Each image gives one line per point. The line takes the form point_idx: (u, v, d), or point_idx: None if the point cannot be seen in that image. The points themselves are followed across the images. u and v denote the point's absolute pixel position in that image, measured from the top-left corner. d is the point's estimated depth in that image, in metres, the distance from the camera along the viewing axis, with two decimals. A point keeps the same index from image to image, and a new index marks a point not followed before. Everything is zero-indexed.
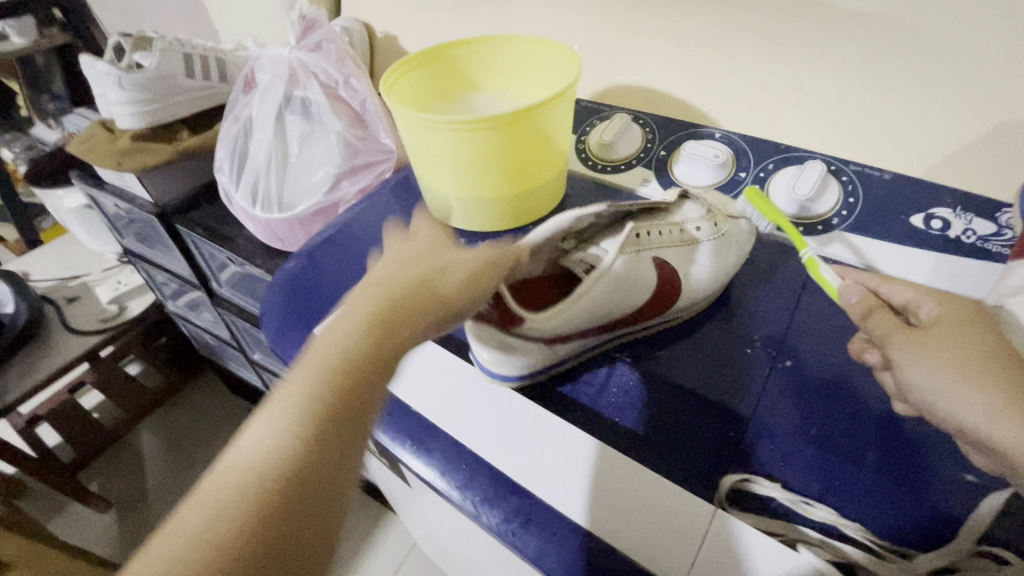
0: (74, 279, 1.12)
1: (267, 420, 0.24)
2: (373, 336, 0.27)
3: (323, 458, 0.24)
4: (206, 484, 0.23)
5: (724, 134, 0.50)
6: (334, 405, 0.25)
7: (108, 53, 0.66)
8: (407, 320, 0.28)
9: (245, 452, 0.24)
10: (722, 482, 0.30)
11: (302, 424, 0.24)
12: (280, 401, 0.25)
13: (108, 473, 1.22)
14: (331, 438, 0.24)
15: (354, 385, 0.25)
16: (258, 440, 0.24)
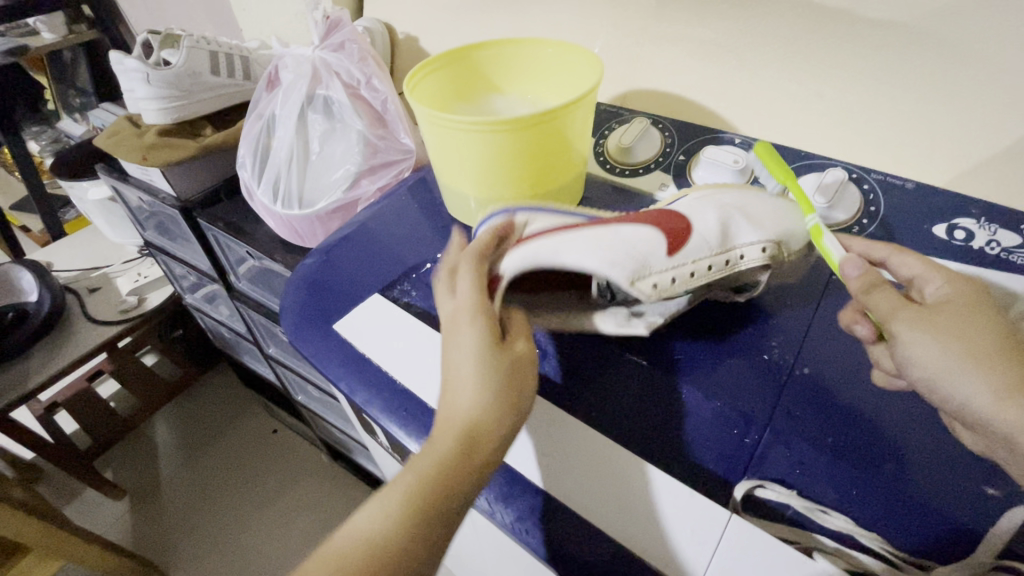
0: (96, 270, 1.14)
1: (378, 507, 0.31)
2: (464, 449, 0.31)
3: (412, 551, 0.30)
4: (332, 544, 0.31)
5: (745, 139, 0.50)
6: (426, 519, 0.30)
7: (137, 50, 0.67)
8: (490, 437, 0.31)
9: (360, 527, 0.31)
10: (738, 488, 0.30)
11: (403, 520, 0.30)
12: (391, 491, 0.31)
13: (123, 462, 1.24)
14: (423, 539, 0.30)
15: (444, 495, 0.31)
16: (370, 519, 0.31)
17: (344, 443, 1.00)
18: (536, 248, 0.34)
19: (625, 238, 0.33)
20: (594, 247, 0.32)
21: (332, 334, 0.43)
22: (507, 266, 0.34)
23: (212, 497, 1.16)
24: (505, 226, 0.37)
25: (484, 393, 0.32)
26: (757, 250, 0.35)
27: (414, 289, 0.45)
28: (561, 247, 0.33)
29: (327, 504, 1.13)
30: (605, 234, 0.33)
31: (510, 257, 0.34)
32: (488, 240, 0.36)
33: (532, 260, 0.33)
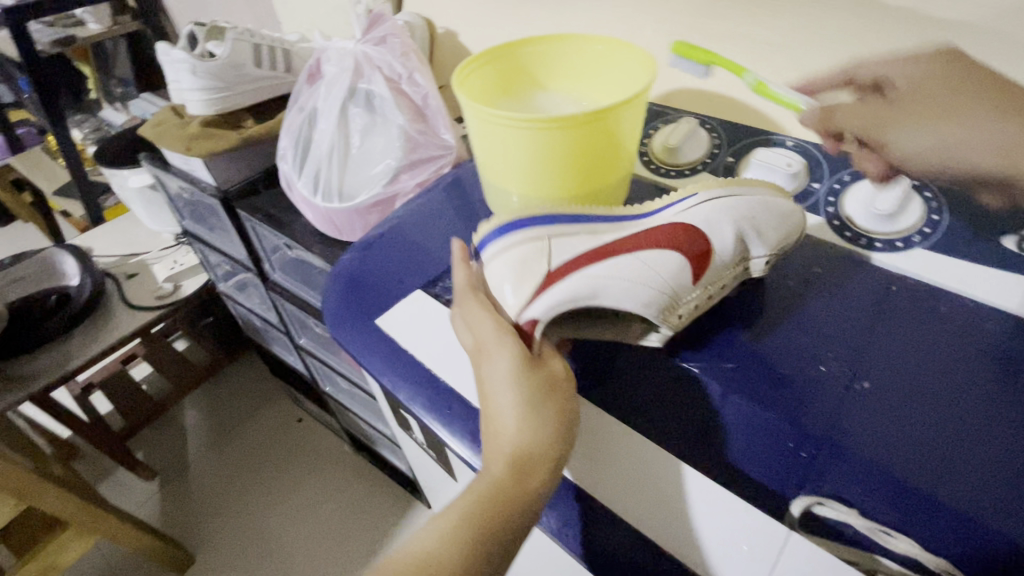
0: (134, 256, 1.17)
1: (433, 530, 0.33)
2: (513, 481, 0.32)
3: None
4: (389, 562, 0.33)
5: (797, 141, 0.48)
6: (482, 546, 0.32)
7: (183, 41, 0.68)
8: (536, 476, 0.32)
9: (416, 548, 0.33)
10: (793, 506, 0.31)
11: (457, 548, 0.32)
12: (446, 517, 0.33)
13: (153, 443, 1.27)
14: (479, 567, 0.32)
15: (495, 525, 0.32)
16: (425, 541, 0.33)
17: (369, 434, 1.01)
18: (573, 286, 0.34)
19: (655, 275, 0.34)
20: (628, 292, 0.34)
21: (374, 329, 0.43)
22: (541, 308, 0.34)
23: (238, 481, 1.19)
24: (528, 248, 0.35)
25: (528, 426, 0.33)
26: (764, 260, 0.37)
27: (455, 286, 0.45)
28: (599, 286, 0.34)
29: (351, 494, 1.14)
30: (636, 269, 0.34)
31: (543, 298, 0.34)
32: (514, 271, 0.35)
33: (570, 302, 0.34)
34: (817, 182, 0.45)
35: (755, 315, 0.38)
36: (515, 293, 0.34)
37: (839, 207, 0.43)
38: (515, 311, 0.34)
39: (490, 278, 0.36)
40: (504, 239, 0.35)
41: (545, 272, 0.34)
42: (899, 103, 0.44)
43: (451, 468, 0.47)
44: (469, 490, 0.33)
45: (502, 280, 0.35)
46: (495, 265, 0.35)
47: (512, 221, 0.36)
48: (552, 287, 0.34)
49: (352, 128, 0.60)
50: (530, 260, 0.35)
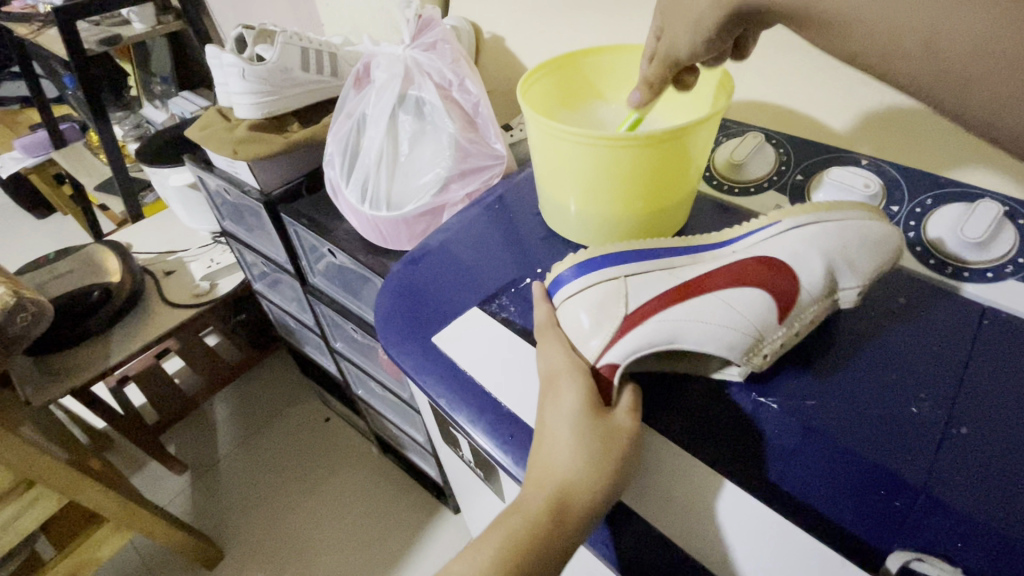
0: (172, 254, 1.19)
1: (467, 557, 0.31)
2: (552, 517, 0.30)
3: None
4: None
5: (872, 160, 0.46)
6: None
7: (231, 45, 0.69)
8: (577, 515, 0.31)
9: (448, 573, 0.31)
10: (891, 558, 0.27)
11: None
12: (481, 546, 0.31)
13: (185, 437, 1.29)
14: None
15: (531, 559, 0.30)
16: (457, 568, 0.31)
17: (399, 440, 1.00)
18: (652, 328, 0.34)
19: (737, 315, 0.34)
20: (708, 332, 0.34)
21: (430, 346, 0.42)
22: (621, 349, 0.34)
23: (267, 479, 1.19)
24: (604, 289, 0.36)
25: (577, 462, 0.31)
26: (855, 292, 0.36)
27: (512, 304, 0.44)
28: (679, 328, 0.34)
29: (378, 498, 1.14)
30: (716, 309, 0.34)
31: (623, 340, 0.35)
32: (592, 311, 0.36)
33: (649, 344, 0.34)
34: (897, 205, 0.43)
35: (835, 348, 0.36)
36: (595, 333, 0.35)
37: (921, 232, 0.41)
38: (594, 352, 0.35)
39: (565, 321, 0.37)
40: (580, 278, 0.37)
41: (624, 314, 0.35)
42: None
43: (500, 489, 0.46)
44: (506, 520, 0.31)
45: (579, 321, 0.36)
46: (570, 308, 0.36)
47: (588, 262, 0.37)
48: (633, 329, 0.35)
49: (402, 135, 0.59)
50: (609, 301, 0.36)
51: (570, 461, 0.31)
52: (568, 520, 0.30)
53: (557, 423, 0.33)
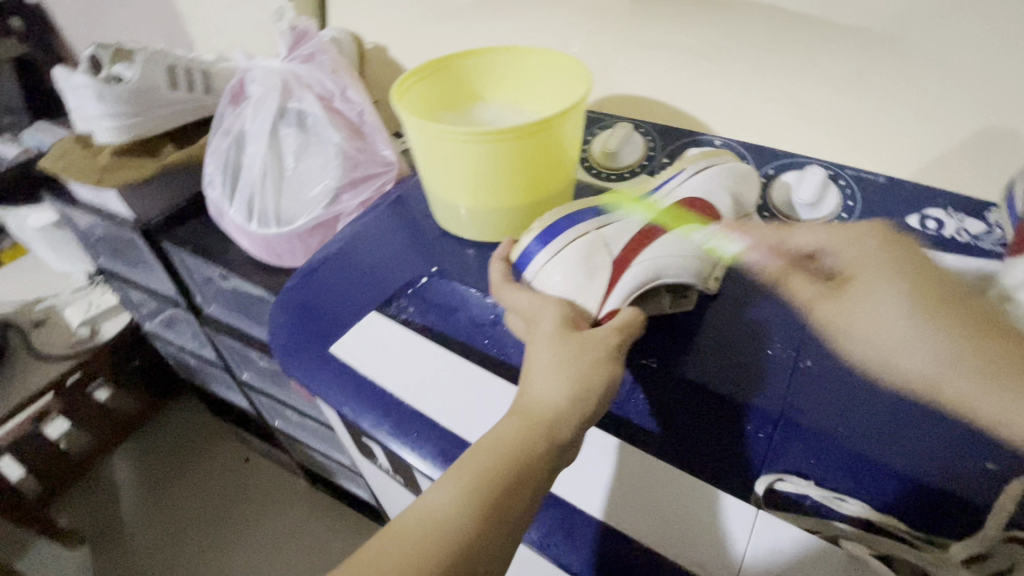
0: (39, 301, 1.06)
1: (452, 478, 0.30)
2: (541, 432, 0.31)
3: (487, 533, 0.29)
4: (406, 516, 0.30)
5: (724, 140, 0.52)
6: (506, 499, 0.30)
7: (83, 65, 0.63)
8: (570, 422, 0.31)
9: (434, 501, 0.30)
10: (757, 483, 0.31)
11: (478, 497, 0.29)
12: (471, 463, 0.31)
13: (78, 506, 1.15)
14: (500, 519, 0.29)
15: (523, 471, 0.30)
16: (445, 494, 0.30)
17: (325, 467, 0.96)
18: (638, 268, 0.35)
19: (693, 247, 0.37)
20: (680, 260, 0.36)
21: (331, 357, 0.42)
22: (617, 295, 0.35)
23: (186, 535, 1.10)
24: (579, 247, 0.36)
25: (566, 382, 0.31)
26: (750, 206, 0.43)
27: (411, 305, 0.44)
28: (659, 264, 0.35)
29: (309, 536, 1.08)
30: (678, 244, 0.36)
31: (615, 286, 0.35)
32: (577, 270, 0.35)
33: (637, 286, 0.35)
34: None
35: (706, 308, 0.39)
36: (584, 287, 0.35)
37: (767, 199, 0.46)
38: (592, 305, 0.34)
39: (547, 288, 0.35)
40: (553, 242, 0.36)
41: (611, 263, 0.35)
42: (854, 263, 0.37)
43: (419, 490, 0.47)
44: (496, 441, 0.31)
45: (561, 283, 0.35)
46: (544, 274, 0.36)
47: (549, 230, 0.37)
48: (623, 274, 0.35)
49: (286, 149, 0.57)
50: (591, 255, 0.35)
51: (566, 387, 0.31)
52: (555, 431, 0.31)
53: (543, 354, 0.33)
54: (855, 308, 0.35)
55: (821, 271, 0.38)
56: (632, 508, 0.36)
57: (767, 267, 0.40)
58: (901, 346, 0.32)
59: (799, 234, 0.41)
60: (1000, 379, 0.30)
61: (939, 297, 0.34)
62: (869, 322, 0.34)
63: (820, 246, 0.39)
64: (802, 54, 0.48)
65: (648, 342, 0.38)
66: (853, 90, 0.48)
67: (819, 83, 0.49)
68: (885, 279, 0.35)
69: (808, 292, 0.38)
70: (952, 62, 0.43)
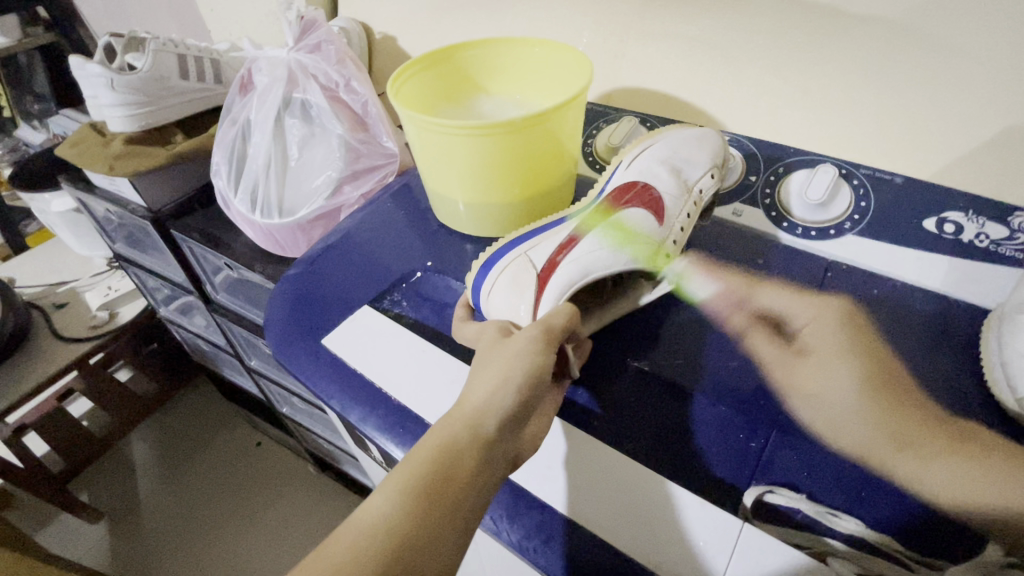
0: (63, 285, 1.11)
1: (388, 482, 0.30)
2: (468, 424, 0.31)
3: (427, 531, 0.28)
4: (344, 527, 0.29)
5: (733, 136, 0.50)
6: (442, 494, 0.29)
7: (98, 54, 0.63)
8: (499, 412, 0.31)
9: (373, 508, 0.29)
10: (746, 495, 0.30)
11: (413, 495, 0.29)
12: (404, 466, 0.30)
13: (98, 484, 1.19)
14: (439, 513, 0.29)
15: (455, 466, 0.30)
16: (382, 499, 0.29)
17: (331, 454, 0.97)
18: (567, 267, 0.36)
19: (625, 232, 0.37)
20: (612, 251, 0.36)
21: (320, 348, 0.42)
22: (550, 298, 0.35)
23: (199, 514, 1.13)
24: (512, 270, 0.38)
25: (496, 378, 0.32)
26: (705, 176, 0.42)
27: (404, 299, 0.44)
28: (588, 260, 0.36)
29: (315, 521, 1.09)
30: (607, 235, 0.37)
31: (545, 293, 0.36)
32: (510, 289, 0.37)
33: (569, 283, 0.35)
34: (754, 176, 0.46)
35: (696, 311, 0.38)
36: (518, 303, 0.36)
37: (774, 197, 0.44)
38: (527, 317, 0.36)
39: (495, 314, 0.37)
40: (494, 269, 0.38)
41: (536, 277, 0.37)
42: (817, 350, 0.34)
43: None
44: (426, 442, 0.31)
45: (501, 308, 0.37)
46: (490, 302, 0.38)
47: (493, 259, 0.40)
48: (550, 281, 0.36)
49: (290, 140, 0.58)
50: (520, 274, 0.37)
51: (489, 383, 0.32)
52: (488, 426, 0.31)
53: (478, 361, 0.34)
54: (809, 374, 0.33)
55: (784, 336, 0.35)
56: (613, 509, 0.33)
57: (729, 317, 0.37)
58: (842, 419, 0.31)
59: (763, 292, 0.39)
60: (933, 457, 0.29)
61: (878, 375, 0.33)
62: (826, 394, 0.32)
63: (787, 310, 0.37)
64: (819, 46, 0.46)
65: (640, 343, 0.37)
66: (873, 85, 0.45)
67: (836, 77, 0.47)
68: (868, 379, 0.33)
69: (766, 353, 0.35)
70: (981, 57, 0.41)
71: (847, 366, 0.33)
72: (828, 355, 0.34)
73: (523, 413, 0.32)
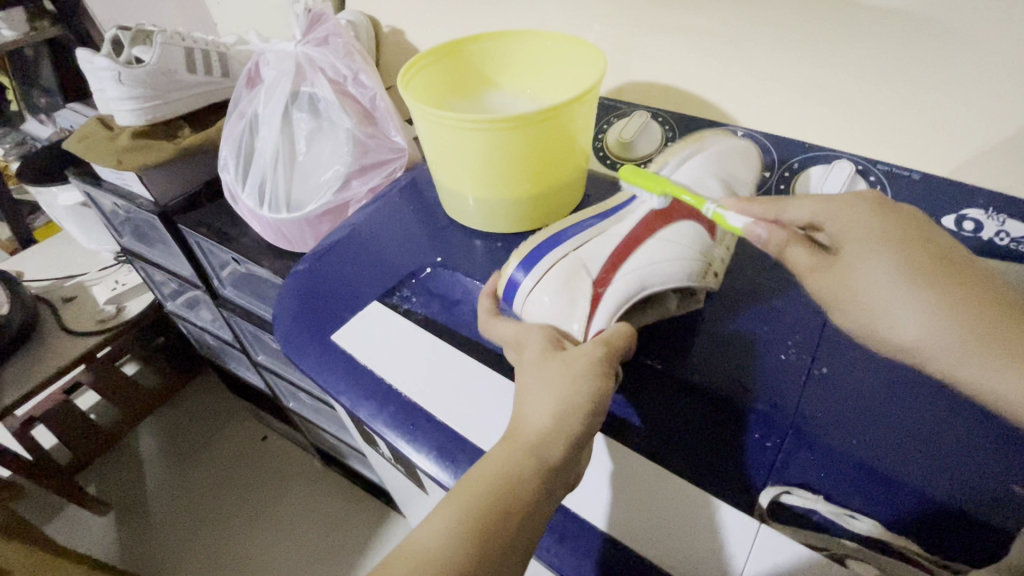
0: (70, 280, 1.12)
1: (443, 509, 0.30)
2: (526, 451, 0.31)
3: (483, 559, 0.29)
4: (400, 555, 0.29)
5: (746, 131, 0.49)
6: (499, 522, 0.29)
7: (106, 47, 0.63)
8: (558, 440, 0.31)
9: (429, 537, 0.29)
10: (763, 493, 0.29)
11: (471, 524, 0.29)
12: (461, 493, 0.30)
13: (106, 477, 1.20)
14: (494, 541, 0.29)
15: (512, 493, 0.30)
16: (437, 527, 0.30)
17: (337, 449, 0.98)
18: (623, 280, 0.36)
19: (682, 246, 0.37)
20: (667, 266, 0.36)
21: (329, 344, 0.41)
22: (604, 314, 0.35)
23: (205, 509, 1.13)
24: (559, 271, 0.37)
25: (556, 406, 0.31)
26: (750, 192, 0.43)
27: (414, 295, 0.44)
28: (647, 273, 0.36)
29: (322, 514, 1.10)
30: (663, 247, 0.37)
31: (599, 306, 0.35)
32: (562, 294, 0.36)
33: (623, 299, 0.35)
34: (770, 172, 0.46)
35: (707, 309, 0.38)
36: (569, 311, 0.35)
37: (791, 194, 0.44)
38: (579, 328, 0.35)
39: (536, 317, 0.36)
40: (538, 268, 0.37)
41: (589, 287, 0.36)
42: (852, 244, 0.34)
43: (420, 481, 0.47)
44: (482, 466, 0.31)
45: (547, 309, 0.36)
46: (531, 303, 0.36)
47: (530, 257, 0.38)
48: (604, 294, 0.35)
49: (298, 133, 0.57)
50: (571, 279, 0.36)
51: (547, 404, 0.31)
52: (546, 454, 0.31)
53: (531, 375, 0.33)
54: (846, 272, 0.34)
55: (817, 241, 0.36)
56: (637, 514, 0.35)
57: (771, 238, 0.36)
58: (889, 302, 0.32)
59: (794, 207, 0.36)
60: (1001, 350, 0.29)
61: (938, 250, 0.32)
62: (867, 276, 0.33)
63: (810, 216, 0.36)
64: (837, 37, 0.45)
65: (655, 344, 0.36)
66: (893, 80, 0.44)
67: (853, 71, 0.46)
68: (926, 281, 0.31)
69: (801, 258, 0.36)
70: (1002, 52, 0.40)
71: (930, 294, 0.31)
72: (870, 286, 0.33)
73: (587, 438, 0.31)
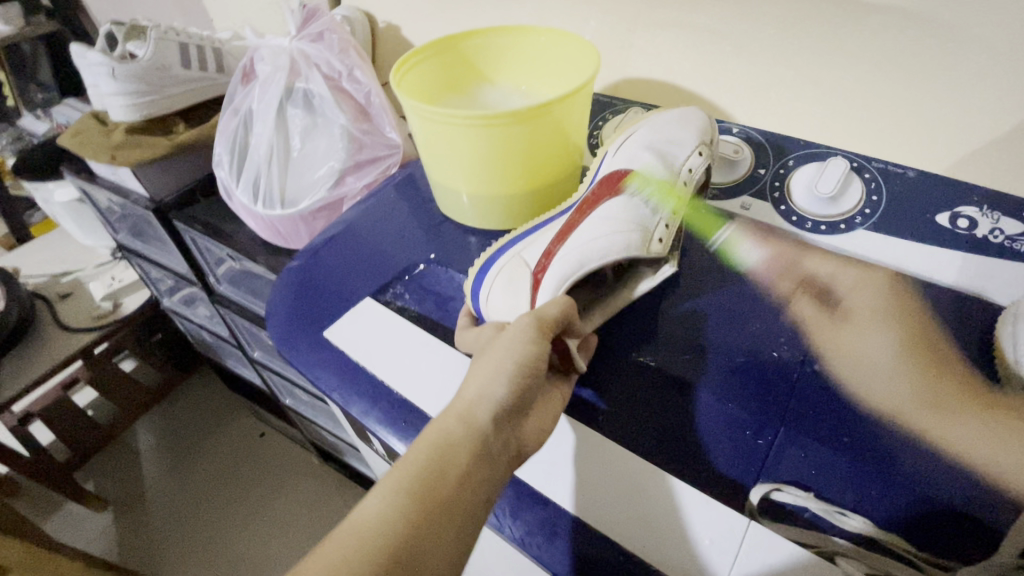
0: (67, 275, 1.12)
1: (381, 484, 0.30)
2: (462, 421, 0.31)
3: (425, 529, 0.28)
4: (339, 534, 0.28)
5: (742, 128, 0.49)
6: (439, 491, 0.30)
7: (100, 42, 0.63)
8: (493, 408, 0.32)
9: (368, 511, 0.29)
10: (754, 490, 0.30)
11: (411, 495, 0.29)
12: (399, 468, 0.30)
13: (104, 473, 1.20)
14: (436, 510, 0.29)
15: (450, 462, 0.31)
16: (376, 502, 0.29)
17: (336, 446, 0.98)
18: (561, 260, 0.36)
19: (616, 221, 0.37)
20: (602, 242, 0.36)
21: (319, 339, 0.41)
22: (547, 294, 0.36)
23: (202, 504, 1.13)
24: (505, 270, 0.38)
25: (495, 377, 0.32)
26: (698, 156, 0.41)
27: (407, 291, 0.43)
28: (583, 251, 0.36)
29: (320, 509, 1.10)
30: (599, 226, 0.37)
31: (540, 288, 0.36)
32: (507, 289, 0.37)
33: (563, 278, 0.35)
34: (763, 168, 0.45)
35: (703, 304, 0.38)
36: (516, 302, 0.37)
37: (784, 190, 0.44)
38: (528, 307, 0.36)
39: (494, 315, 0.37)
40: (489, 271, 0.39)
41: (531, 278, 0.37)
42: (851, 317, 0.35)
43: None
44: (420, 440, 0.31)
45: (499, 304, 0.37)
46: (488, 300, 0.38)
47: (484, 265, 0.40)
48: (543, 279, 0.36)
49: (292, 129, 0.57)
50: (515, 275, 0.38)
51: (487, 376, 0.32)
52: (481, 423, 0.32)
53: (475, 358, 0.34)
54: (848, 334, 0.34)
55: (825, 296, 0.37)
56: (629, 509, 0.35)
57: (776, 285, 0.38)
58: (873, 374, 0.32)
59: (808, 258, 0.39)
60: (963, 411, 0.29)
61: (919, 338, 0.34)
62: (867, 352, 0.33)
63: (830, 275, 0.38)
64: (833, 35, 0.45)
65: (650, 341, 0.36)
66: (889, 78, 0.44)
67: (849, 68, 0.46)
68: (914, 363, 0.32)
69: (811, 319, 0.35)
70: (999, 51, 0.39)
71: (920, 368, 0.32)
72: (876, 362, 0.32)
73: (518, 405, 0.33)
